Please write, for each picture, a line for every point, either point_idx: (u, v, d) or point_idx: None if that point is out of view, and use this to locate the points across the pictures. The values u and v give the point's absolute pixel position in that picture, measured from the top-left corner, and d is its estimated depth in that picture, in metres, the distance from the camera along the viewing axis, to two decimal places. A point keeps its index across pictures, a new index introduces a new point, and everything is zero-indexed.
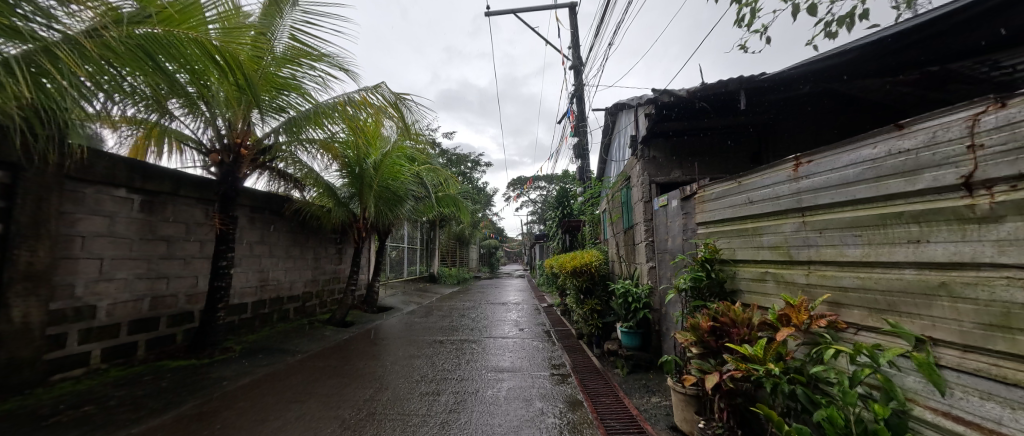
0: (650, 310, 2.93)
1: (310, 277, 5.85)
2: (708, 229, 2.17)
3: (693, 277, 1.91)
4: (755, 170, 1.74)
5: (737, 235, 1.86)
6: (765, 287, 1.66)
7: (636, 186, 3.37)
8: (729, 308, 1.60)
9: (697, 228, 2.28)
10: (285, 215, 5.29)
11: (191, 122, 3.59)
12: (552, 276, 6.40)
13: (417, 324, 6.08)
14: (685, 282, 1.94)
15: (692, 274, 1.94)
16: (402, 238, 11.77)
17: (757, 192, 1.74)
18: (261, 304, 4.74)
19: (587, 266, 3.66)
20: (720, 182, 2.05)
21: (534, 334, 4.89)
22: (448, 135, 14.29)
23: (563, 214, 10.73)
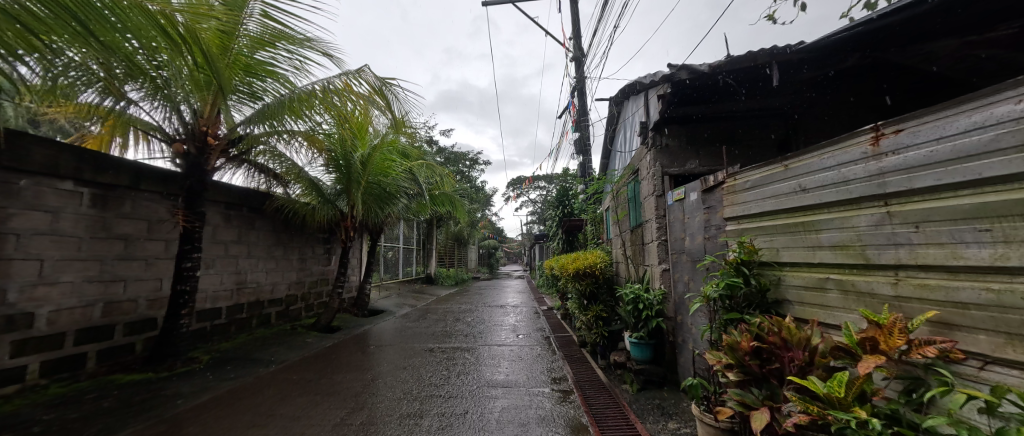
0: (664, 319, 2.58)
1: (295, 279, 5.50)
2: (739, 225, 1.85)
3: (728, 284, 1.58)
4: (812, 150, 1.43)
5: (785, 232, 1.54)
6: (827, 298, 1.34)
7: (645, 179, 3.02)
8: (778, 325, 1.27)
9: (724, 224, 1.95)
10: (266, 213, 4.94)
11: (152, 109, 3.25)
12: (552, 278, 6.04)
13: (409, 330, 5.71)
14: (716, 290, 1.61)
15: (726, 280, 1.60)
16: (397, 238, 11.42)
17: (813, 177, 1.42)
18: (238, 308, 4.39)
19: (591, 268, 3.31)
20: (756, 168, 1.73)
21: (533, 341, 4.52)
22: (445, 133, 13.95)
23: (564, 213, 10.38)
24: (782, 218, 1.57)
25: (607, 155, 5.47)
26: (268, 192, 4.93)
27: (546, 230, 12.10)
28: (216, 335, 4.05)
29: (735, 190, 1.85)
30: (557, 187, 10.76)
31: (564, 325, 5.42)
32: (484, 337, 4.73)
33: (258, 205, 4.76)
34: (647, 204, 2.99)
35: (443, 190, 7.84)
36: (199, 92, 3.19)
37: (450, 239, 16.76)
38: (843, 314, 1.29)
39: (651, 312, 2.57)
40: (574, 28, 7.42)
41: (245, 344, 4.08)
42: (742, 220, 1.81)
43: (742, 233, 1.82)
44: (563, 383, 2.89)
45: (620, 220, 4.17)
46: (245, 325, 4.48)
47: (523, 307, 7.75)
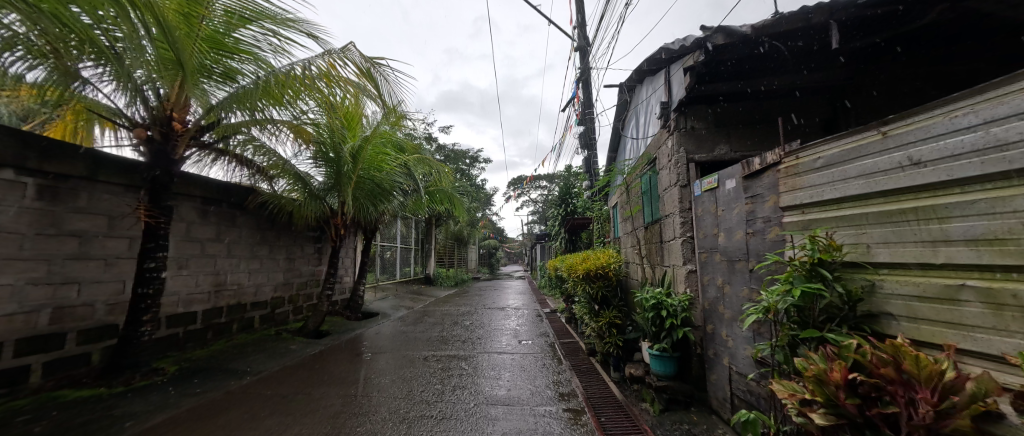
0: (691, 329, 2.22)
1: (281, 280, 5.15)
2: (804, 216, 1.53)
3: (807, 291, 1.20)
4: (928, 115, 1.12)
5: (887, 224, 1.23)
6: (966, 311, 1.03)
7: (665, 168, 2.67)
8: (904, 355, 0.95)
9: (783, 216, 1.61)
10: (250, 210, 4.60)
11: (112, 91, 2.89)
12: (556, 280, 5.68)
13: (404, 334, 5.35)
14: (792, 300, 1.23)
15: (804, 286, 1.22)
16: (395, 237, 11.09)
17: (931, 150, 1.12)
18: (216, 312, 4.05)
19: (603, 269, 2.96)
20: (831, 145, 1.42)
21: (536, 348, 4.17)
22: (444, 129, 13.58)
23: (566, 211, 10.02)
24: (880, 205, 1.26)
25: (616, 146, 5.08)
26: (252, 187, 4.58)
27: (549, 228, 11.71)
28: (191, 342, 3.72)
29: (800, 173, 1.54)
30: (560, 184, 10.38)
31: (569, 330, 5.05)
32: (483, 344, 4.38)
33: (239, 200, 4.42)
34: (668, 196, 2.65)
35: (441, 187, 7.47)
36: (163, 72, 2.81)
37: (450, 239, 16.39)
38: (991, 335, 0.98)
39: (676, 321, 2.21)
40: (578, 16, 7.05)
41: (222, 351, 3.74)
42: (809, 210, 1.49)
43: (809, 226, 1.49)
44: (573, 401, 2.53)
45: (632, 216, 3.81)
46: (224, 330, 4.14)
47: (525, 310, 7.38)
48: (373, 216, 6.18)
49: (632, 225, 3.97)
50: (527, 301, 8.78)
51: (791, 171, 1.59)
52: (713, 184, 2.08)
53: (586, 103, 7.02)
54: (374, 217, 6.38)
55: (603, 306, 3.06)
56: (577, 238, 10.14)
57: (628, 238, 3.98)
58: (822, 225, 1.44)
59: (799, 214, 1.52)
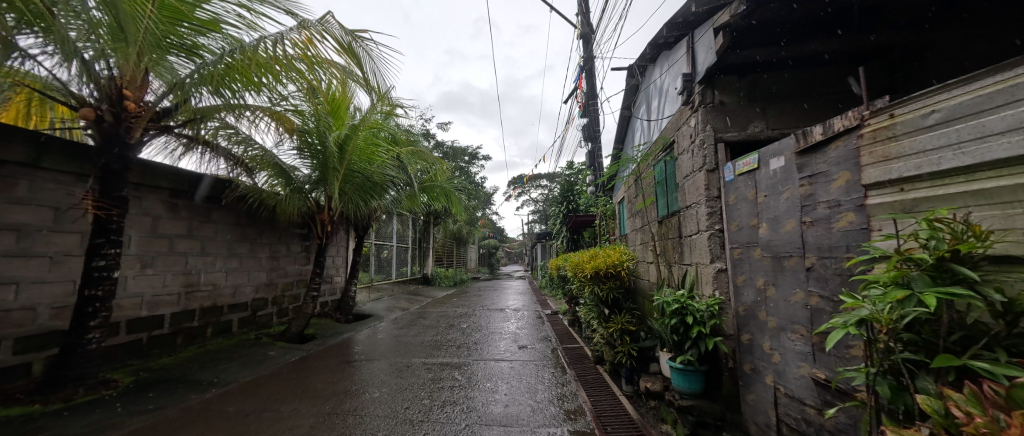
0: (722, 339, 1.87)
1: (263, 280, 4.80)
2: (910, 193, 1.12)
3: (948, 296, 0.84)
4: None
5: None
6: None
7: (687, 152, 2.31)
8: None
9: (871, 196, 1.23)
10: (227, 204, 4.25)
11: (55, 65, 2.54)
12: (559, 280, 5.32)
13: (395, 339, 4.99)
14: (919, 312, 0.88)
15: (943, 291, 0.86)
16: (391, 236, 10.75)
17: None
18: (187, 315, 3.71)
19: (614, 269, 2.58)
20: (960, 92, 1.02)
21: (538, 354, 3.82)
22: (442, 125, 13.23)
23: (568, 209, 9.67)
24: None
25: (625, 134, 4.71)
26: (230, 179, 4.23)
27: (550, 227, 11.35)
28: (156, 348, 3.37)
29: (894, 139, 1.17)
30: (561, 181, 10.02)
31: (574, 334, 4.67)
32: (481, 349, 4.02)
33: (215, 194, 4.07)
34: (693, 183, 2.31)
35: (438, 181, 7.10)
36: (111, 43, 2.46)
37: (448, 238, 16.05)
38: None
39: (704, 328, 1.84)
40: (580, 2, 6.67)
41: (191, 358, 3.39)
42: (913, 187, 1.11)
43: (916, 207, 1.10)
44: (581, 420, 2.16)
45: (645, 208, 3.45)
46: (197, 335, 3.80)
47: (525, 312, 7.02)
48: (363, 211, 5.80)
49: (643, 219, 3.60)
50: (527, 302, 8.42)
51: (884, 135, 1.20)
52: (755, 166, 1.74)
53: (590, 93, 6.65)
54: (364, 212, 6.01)
55: (614, 310, 2.71)
56: (579, 236, 9.78)
57: (639, 233, 3.60)
58: (940, 205, 1.05)
59: (898, 192, 1.14)
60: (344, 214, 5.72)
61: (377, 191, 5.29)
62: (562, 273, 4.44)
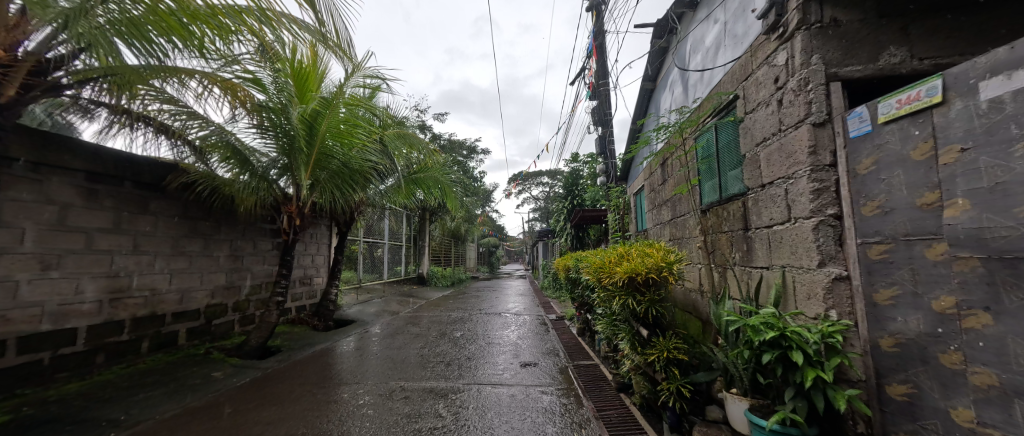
0: (858, 393, 1.14)
1: (221, 283, 4.12)
2: None
3: None
4: None
5: None
6: None
7: (768, 111, 1.70)
8: None
9: None
10: (171, 192, 3.54)
11: None
12: (567, 283, 4.61)
13: (376, 352, 4.26)
14: None
15: None
16: (382, 233, 10.04)
17: None
18: (112, 328, 3.02)
19: (657, 272, 1.78)
20: None
21: (543, 375, 3.12)
22: (439, 116, 12.53)
23: (572, 205, 8.98)
24: None
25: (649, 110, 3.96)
26: (175, 163, 3.51)
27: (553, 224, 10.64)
28: (65, 370, 2.70)
29: None
30: (565, 174, 9.31)
31: (587, 348, 3.94)
32: (475, 367, 3.32)
33: (152, 180, 3.34)
34: (785, 149, 1.59)
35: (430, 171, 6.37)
36: None
37: (446, 235, 15.38)
38: None
39: (828, 377, 1.11)
40: None
41: (107, 383, 2.70)
42: None
43: None
44: None
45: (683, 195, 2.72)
46: (125, 351, 3.12)
47: (527, 317, 6.32)
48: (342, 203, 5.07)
49: (679, 209, 2.87)
50: (528, 305, 7.73)
51: None
52: (936, 99, 1.17)
53: (600, 73, 5.93)
54: (344, 204, 5.27)
55: (654, 329, 1.98)
56: (584, 234, 9.08)
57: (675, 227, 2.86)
58: None
59: None
60: (320, 206, 4.99)
61: (355, 180, 4.56)
62: (573, 274, 3.73)
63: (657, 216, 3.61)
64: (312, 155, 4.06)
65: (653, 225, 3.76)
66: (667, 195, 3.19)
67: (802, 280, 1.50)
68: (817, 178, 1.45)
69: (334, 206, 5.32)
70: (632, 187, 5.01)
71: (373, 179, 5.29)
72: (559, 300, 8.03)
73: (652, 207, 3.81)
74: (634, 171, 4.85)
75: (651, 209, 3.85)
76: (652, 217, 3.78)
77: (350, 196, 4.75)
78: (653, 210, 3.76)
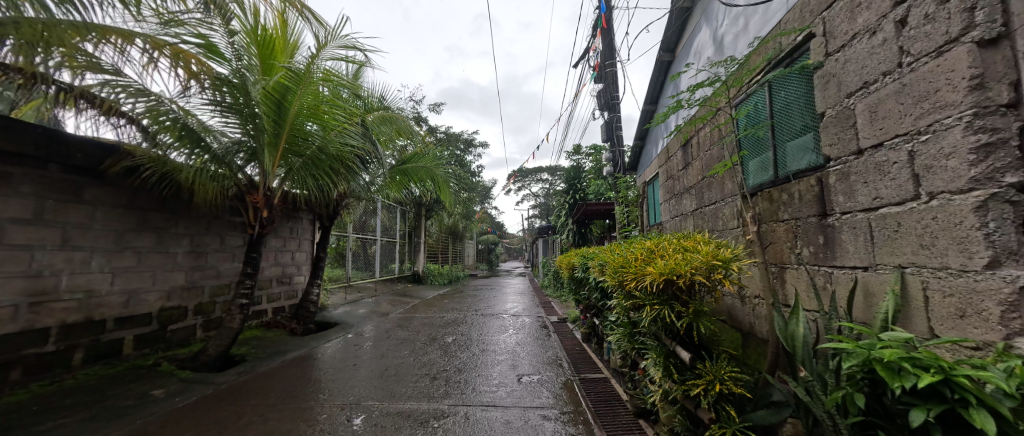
0: None
1: (179, 283, 3.64)
2: None
3: None
4: None
5: None
6: None
7: (874, 50, 1.24)
8: None
9: None
10: (113, 178, 3.05)
11: None
12: (571, 283, 4.14)
13: (357, 360, 3.78)
14: None
15: None
16: (374, 229, 9.58)
17: None
18: (31, 337, 2.55)
19: (714, 272, 1.28)
20: None
21: (545, 392, 2.65)
22: (434, 107, 12.02)
23: (573, 199, 8.50)
24: None
25: (667, 84, 3.45)
26: (119, 146, 3.03)
27: (553, 220, 10.16)
28: None
29: None
30: (566, 168, 8.83)
31: (595, 359, 3.45)
32: (465, 383, 2.85)
33: (86, 163, 2.85)
34: (913, 91, 1.09)
35: (421, 161, 5.87)
36: None
37: (443, 232, 14.91)
38: None
39: None
40: None
41: (14, 406, 2.23)
42: None
43: None
44: None
45: (718, 178, 2.23)
46: (50, 364, 2.65)
47: (527, 318, 5.84)
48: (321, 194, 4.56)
49: (708, 196, 2.38)
50: (528, 306, 7.26)
51: None
52: None
53: (607, 52, 5.39)
54: (323, 195, 4.75)
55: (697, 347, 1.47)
56: (587, 230, 8.62)
57: (706, 217, 2.37)
58: None
59: None
60: (297, 197, 4.49)
61: (333, 168, 4.06)
62: (580, 273, 3.25)
63: (677, 207, 3.12)
64: (281, 137, 3.56)
65: (672, 218, 3.27)
66: (691, 181, 2.70)
67: (945, 284, 1.01)
68: (984, 126, 0.92)
69: (313, 198, 4.81)
70: (643, 176, 4.52)
71: (356, 168, 4.79)
72: (561, 300, 7.56)
73: (669, 197, 3.32)
74: (647, 158, 4.34)
75: (668, 199, 3.36)
76: (670, 207, 3.29)
77: (329, 186, 4.25)
78: (671, 200, 3.27)
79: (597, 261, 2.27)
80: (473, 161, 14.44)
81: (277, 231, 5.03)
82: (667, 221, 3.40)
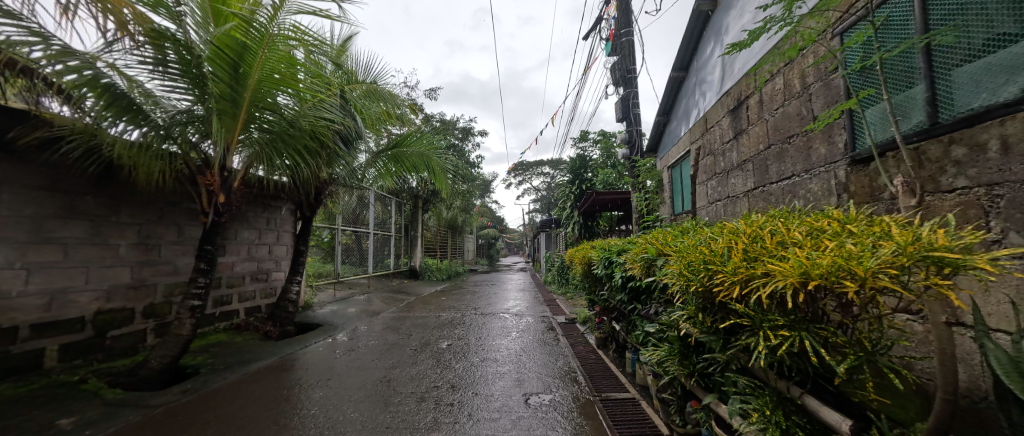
0: None
1: (123, 281, 3.08)
2: None
3: None
4: None
5: None
6: None
7: None
8: None
9: None
10: (26, 151, 2.51)
11: None
12: (584, 280, 3.57)
13: (339, 369, 3.21)
14: None
15: None
16: (368, 222, 9.02)
17: None
18: None
19: (940, 277, 0.65)
20: None
21: (560, 421, 2.09)
22: (430, 93, 11.38)
23: (580, 189, 7.90)
24: None
25: (707, 41, 2.86)
26: (37, 114, 2.41)
27: (557, 212, 9.58)
28: None
29: None
30: (572, 156, 8.22)
31: (615, 372, 2.90)
32: (460, 407, 2.29)
33: None
34: None
35: (415, 145, 5.27)
36: None
37: (442, 226, 14.35)
38: None
39: None
40: None
41: None
42: None
43: None
44: None
45: (801, 140, 1.65)
46: None
47: (531, 319, 5.29)
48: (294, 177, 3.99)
49: (783, 169, 1.79)
50: (531, 304, 6.71)
51: None
52: None
53: (620, 21, 4.61)
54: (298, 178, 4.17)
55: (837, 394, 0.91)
56: (595, 223, 8.03)
57: (778, 196, 1.79)
58: None
59: None
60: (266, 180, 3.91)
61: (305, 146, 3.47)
62: (600, 269, 2.69)
63: (722, 188, 2.54)
64: (241, 107, 2.98)
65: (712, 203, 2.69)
66: (746, 153, 2.13)
67: None
68: None
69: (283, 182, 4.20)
70: (667, 158, 3.95)
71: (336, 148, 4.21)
72: (566, 298, 7.01)
73: (709, 178, 2.74)
74: (672, 137, 3.75)
75: (706, 181, 2.78)
76: (710, 190, 2.72)
77: (300, 167, 3.67)
78: (711, 181, 2.69)
79: (635, 253, 1.69)
80: (472, 151, 13.82)
81: (250, 222, 4.46)
82: (705, 208, 2.83)
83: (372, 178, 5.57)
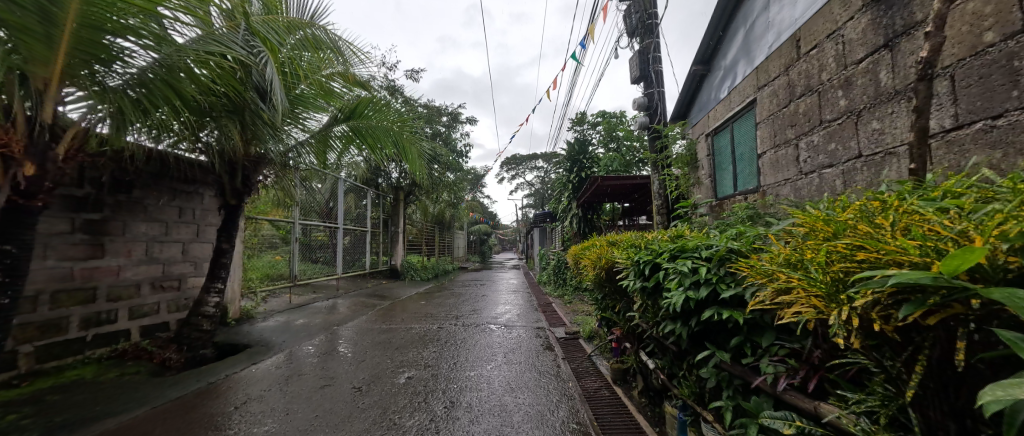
0: None
1: None
2: None
3: None
4: None
5: None
6: None
7: None
8: None
9: None
10: None
11: None
12: (596, 289, 2.56)
13: (232, 426, 2.11)
14: None
15: None
16: (338, 216, 7.89)
17: None
18: None
19: None
20: None
21: None
22: (412, 74, 10.25)
23: (579, 177, 6.88)
24: None
25: None
26: None
27: (552, 205, 8.54)
28: None
29: None
30: (570, 140, 7.19)
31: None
32: None
33: None
34: None
35: (377, 116, 4.16)
36: None
37: (428, 221, 13.24)
38: None
39: None
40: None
41: None
42: None
43: None
44: None
45: None
46: None
47: (520, 332, 4.29)
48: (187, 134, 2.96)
49: None
50: (523, 311, 5.68)
51: None
52: None
53: None
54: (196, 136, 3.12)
55: None
56: (595, 216, 7.06)
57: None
58: None
59: None
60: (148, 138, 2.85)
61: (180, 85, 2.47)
62: (630, 282, 1.67)
63: (848, 142, 1.56)
64: (62, 24, 1.85)
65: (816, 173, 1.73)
66: (964, 49, 1.50)
67: None
68: None
69: (172, 146, 3.12)
70: (704, 124, 2.97)
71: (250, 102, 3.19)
72: (564, 303, 6.00)
73: (809, 129, 1.78)
74: (716, 91, 2.75)
75: (801, 136, 1.83)
76: (808, 153, 1.76)
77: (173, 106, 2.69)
78: (815, 134, 1.73)
79: (783, 264, 0.76)
80: (460, 141, 12.70)
81: (148, 214, 3.35)
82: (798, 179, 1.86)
83: (337, 161, 4.54)
